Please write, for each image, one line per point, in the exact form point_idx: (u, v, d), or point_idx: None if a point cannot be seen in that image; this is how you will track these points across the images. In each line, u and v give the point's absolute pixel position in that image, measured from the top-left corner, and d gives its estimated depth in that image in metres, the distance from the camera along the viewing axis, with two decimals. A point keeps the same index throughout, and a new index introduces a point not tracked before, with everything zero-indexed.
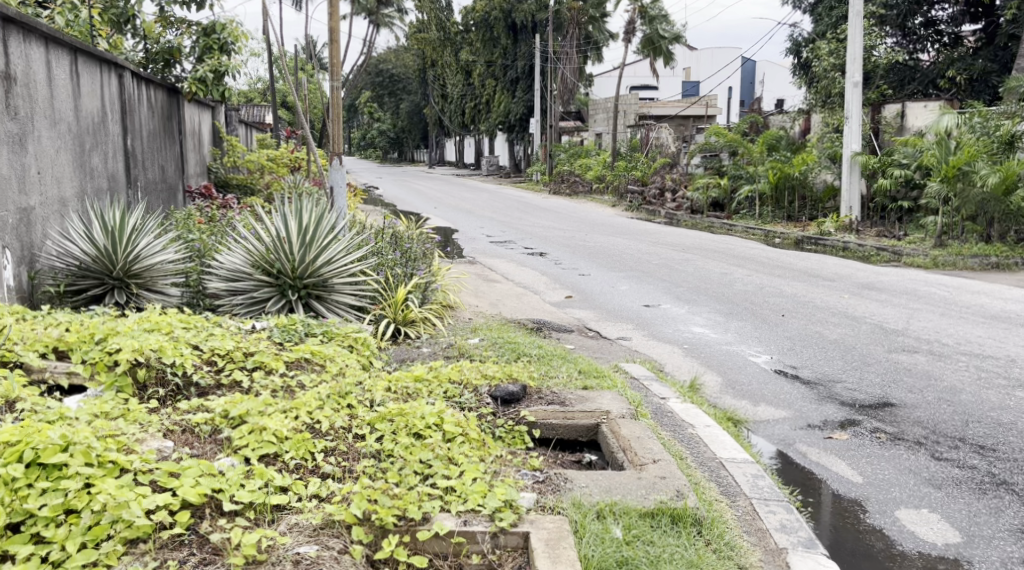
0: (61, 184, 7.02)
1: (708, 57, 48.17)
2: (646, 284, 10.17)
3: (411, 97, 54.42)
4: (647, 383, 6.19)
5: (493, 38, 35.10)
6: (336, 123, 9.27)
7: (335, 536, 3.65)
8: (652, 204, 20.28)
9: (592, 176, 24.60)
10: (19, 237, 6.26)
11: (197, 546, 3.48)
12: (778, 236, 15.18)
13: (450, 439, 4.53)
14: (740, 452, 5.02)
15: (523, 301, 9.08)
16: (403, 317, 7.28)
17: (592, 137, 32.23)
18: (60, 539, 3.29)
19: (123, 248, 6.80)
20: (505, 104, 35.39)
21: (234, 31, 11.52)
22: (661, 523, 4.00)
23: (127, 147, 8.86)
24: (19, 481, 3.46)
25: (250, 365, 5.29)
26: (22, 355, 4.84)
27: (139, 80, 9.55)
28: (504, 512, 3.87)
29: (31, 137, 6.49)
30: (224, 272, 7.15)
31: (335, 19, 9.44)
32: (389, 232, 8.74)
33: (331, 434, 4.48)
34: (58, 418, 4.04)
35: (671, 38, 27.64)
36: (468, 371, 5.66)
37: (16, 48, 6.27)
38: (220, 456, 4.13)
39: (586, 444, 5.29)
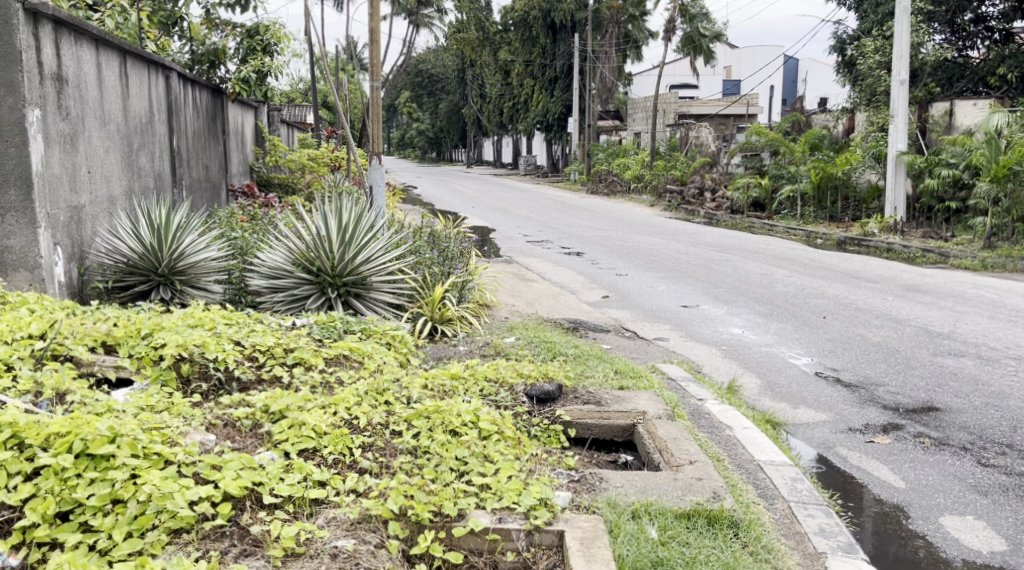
0: (110, 183, 7.21)
1: (749, 56, 47.69)
2: (684, 284, 10.12)
3: (449, 97, 54.71)
4: (684, 384, 6.16)
5: (532, 37, 35.08)
6: (375, 123, 9.36)
7: (372, 531, 3.70)
8: (690, 204, 20.17)
9: (630, 176, 24.46)
10: (70, 234, 6.44)
11: (238, 537, 3.56)
12: (820, 236, 15.03)
13: (487, 436, 4.57)
14: (778, 454, 4.99)
15: (559, 301, 9.09)
16: (440, 316, 7.35)
17: (630, 136, 32.12)
18: (107, 528, 3.39)
19: (169, 246, 6.93)
20: (543, 103, 35.40)
21: (277, 32, 11.68)
22: (697, 525, 3.99)
23: (173, 146, 9.05)
24: (69, 471, 3.57)
25: (290, 361, 5.37)
26: (72, 349, 4.98)
27: (185, 81, 9.74)
28: (540, 511, 3.89)
29: (82, 137, 6.67)
30: (266, 269, 7.26)
31: (376, 20, 9.54)
32: (426, 231, 8.82)
33: (369, 430, 4.54)
34: (106, 410, 4.16)
35: (712, 37, 27.40)
36: (504, 370, 5.70)
37: (68, 50, 6.45)
38: (260, 450, 4.21)
39: (622, 444, 5.29)
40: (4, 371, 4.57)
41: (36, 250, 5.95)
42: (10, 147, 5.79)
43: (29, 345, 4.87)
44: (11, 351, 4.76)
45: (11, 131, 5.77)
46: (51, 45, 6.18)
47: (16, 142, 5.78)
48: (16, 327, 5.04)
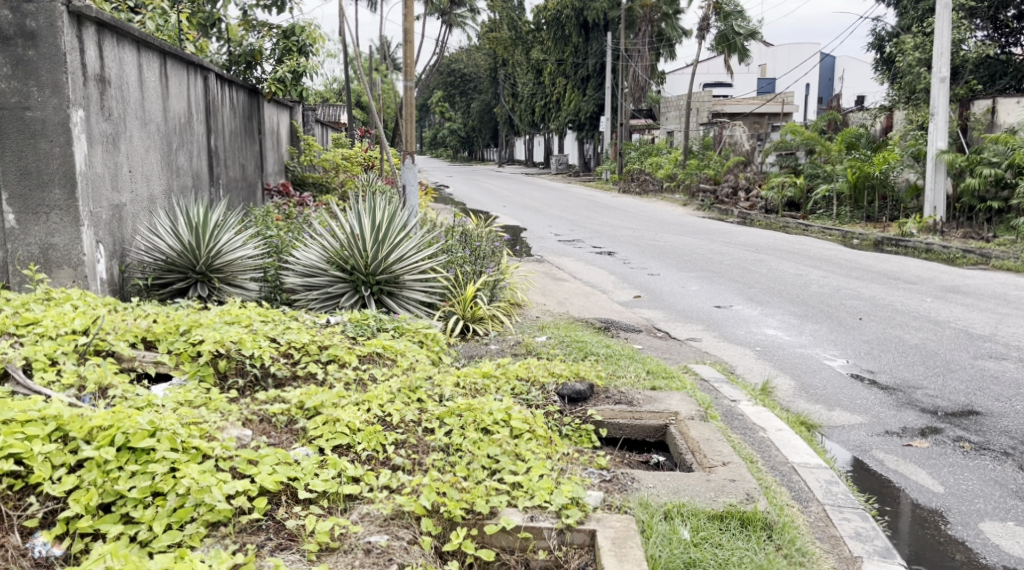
0: (150, 182, 7.34)
1: (784, 53, 47.20)
2: (717, 285, 10.05)
3: (480, 96, 54.76)
4: (717, 385, 6.13)
5: (564, 36, 34.97)
6: (408, 122, 9.41)
7: (404, 527, 3.73)
8: (724, 203, 20.01)
9: (663, 175, 24.30)
10: (111, 232, 6.58)
11: (274, 531, 3.62)
12: (856, 237, 14.83)
13: (518, 435, 4.59)
14: (813, 456, 4.94)
15: (591, 301, 9.07)
16: (472, 314, 7.40)
17: (663, 135, 31.94)
18: (147, 520, 3.46)
19: (206, 243, 7.02)
20: (575, 102, 35.33)
21: (312, 33, 11.78)
22: (730, 526, 3.98)
23: (210, 146, 9.18)
24: (111, 463, 3.63)
25: (325, 358, 5.43)
26: (113, 344, 5.08)
27: (222, 82, 9.88)
28: (571, 510, 3.89)
29: (123, 137, 6.79)
30: (301, 267, 7.33)
31: (410, 20, 9.60)
32: (458, 230, 8.87)
33: (402, 427, 4.58)
34: (146, 404, 4.25)
35: (747, 34, 27.16)
36: (535, 369, 5.71)
37: (111, 51, 6.57)
38: (295, 446, 4.27)
39: (654, 444, 5.27)
40: (48, 366, 4.67)
41: (79, 247, 6.07)
42: (55, 146, 5.92)
43: (72, 340, 4.98)
44: (56, 346, 4.86)
45: (56, 131, 5.91)
46: (95, 46, 6.30)
47: (60, 141, 5.92)
48: (60, 323, 5.15)
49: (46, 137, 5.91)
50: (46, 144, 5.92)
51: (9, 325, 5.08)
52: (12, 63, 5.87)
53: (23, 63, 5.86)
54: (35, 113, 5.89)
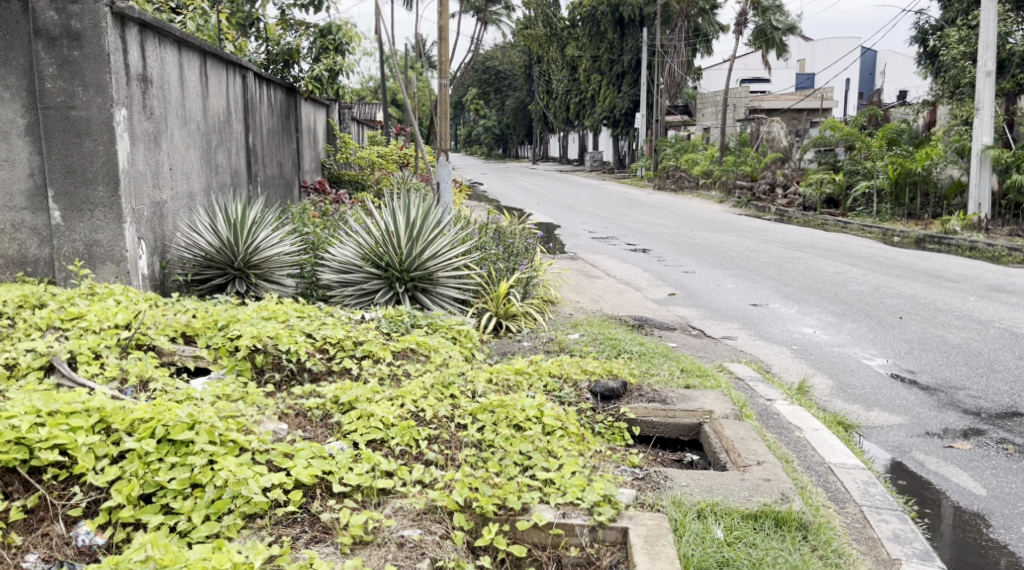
0: (189, 179, 7.48)
1: (824, 48, 46.57)
2: (753, 282, 9.96)
3: (515, 93, 54.79)
4: (753, 384, 6.09)
5: (599, 33, 34.84)
6: (443, 119, 9.44)
7: (437, 521, 3.77)
8: (761, 200, 19.81)
9: (698, 172, 24.12)
10: (153, 229, 6.72)
11: (309, 524, 3.68)
12: (897, 234, 14.60)
13: (550, 432, 4.61)
14: (850, 457, 4.89)
15: (624, 298, 9.06)
16: (505, 311, 7.46)
17: (700, 131, 31.70)
18: (186, 510, 3.54)
19: (244, 240, 7.11)
20: (610, 99, 35.21)
21: (349, 32, 11.84)
22: (764, 526, 3.96)
23: (249, 144, 9.32)
24: (151, 455, 3.72)
25: (359, 354, 5.49)
26: (154, 338, 5.18)
27: (261, 80, 10.02)
28: (603, 507, 3.90)
29: (164, 136, 6.93)
30: (336, 264, 7.40)
31: (445, 18, 9.64)
32: (492, 227, 8.90)
33: (435, 423, 4.62)
34: (186, 398, 4.35)
35: (785, 29, 26.84)
36: (568, 366, 5.73)
37: (152, 51, 6.70)
38: (330, 440, 4.34)
39: (688, 443, 5.26)
40: (92, 359, 4.79)
41: (122, 244, 6.20)
42: (99, 145, 6.06)
43: (115, 334, 5.09)
44: (99, 340, 4.98)
45: (100, 130, 6.05)
46: (137, 47, 6.43)
47: (105, 140, 6.06)
48: (104, 318, 5.27)
49: (90, 136, 6.06)
50: (91, 143, 6.06)
51: (55, 319, 5.22)
52: (57, 63, 6.00)
53: (69, 63, 6.00)
54: (80, 113, 6.03)
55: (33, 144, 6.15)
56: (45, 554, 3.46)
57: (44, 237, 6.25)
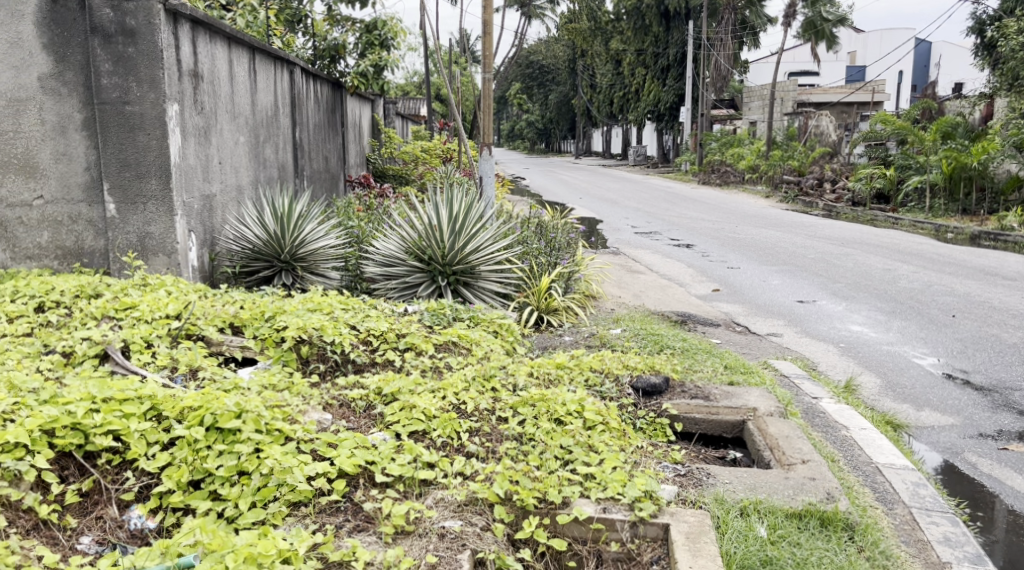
0: (238, 173, 7.61)
1: (875, 40, 45.59)
2: (799, 279, 9.82)
3: (559, 87, 54.62)
4: (799, 381, 6.02)
5: (644, 26, 34.59)
6: (486, 114, 9.45)
7: (478, 513, 3.81)
8: (809, 195, 19.47)
9: (744, 167, 23.80)
10: (202, 222, 6.87)
11: (351, 513, 3.73)
12: (951, 231, 14.26)
13: (592, 427, 4.62)
14: (899, 457, 4.81)
15: (668, 294, 9.02)
16: (546, 305, 7.48)
17: (746, 125, 31.29)
18: (233, 497, 3.62)
19: (291, 233, 7.21)
20: (655, 92, 34.90)
21: (394, 27, 11.86)
22: (809, 525, 3.92)
23: (296, 139, 9.45)
24: (200, 442, 3.80)
25: (402, 346, 5.54)
26: (203, 328, 5.29)
27: (308, 75, 10.16)
28: (644, 502, 3.90)
29: (214, 130, 7.07)
30: (380, 257, 7.46)
31: (489, 13, 9.66)
32: (534, 221, 8.89)
33: (476, 415, 4.64)
34: (233, 387, 4.44)
35: (836, 21, 26.34)
36: (610, 361, 5.71)
37: (204, 47, 6.83)
38: (373, 431, 4.40)
39: (731, 440, 5.22)
40: (144, 348, 4.92)
41: (173, 236, 6.34)
42: (152, 139, 6.20)
43: (166, 324, 5.22)
44: (151, 330, 5.11)
45: (153, 124, 6.19)
46: (189, 43, 6.56)
47: (157, 134, 6.20)
48: (155, 308, 5.41)
49: (144, 130, 6.20)
50: (144, 138, 6.20)
51: (110, 309, 5.36)
52: (112, 60, 6.14)
53: (123, 59, 6.13)
54: (134, 108, 6.18)
55: (90, 138, 6.31)
56: (99, 536, 3.57)
57: (100, 229, 6.42)
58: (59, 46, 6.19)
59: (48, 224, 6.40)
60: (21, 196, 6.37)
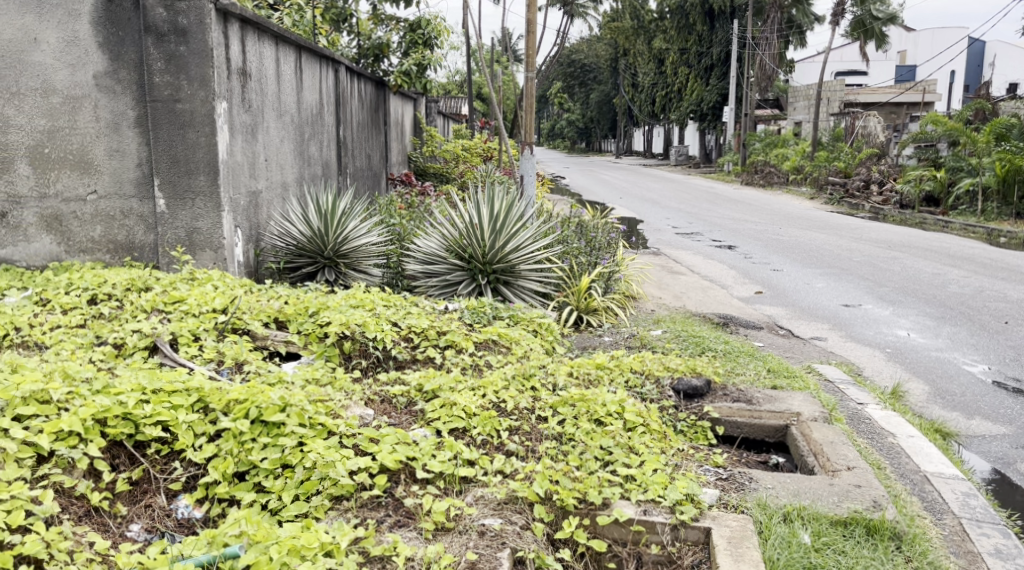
0: (284, 170, 7.71)
1: (927, 39, 44.67)
2: (844, 282, 9.66)
3: (600, 86, 54.43)
4: (843, 386, 5.92)
5: (688, 26, 34.37)
6: (527, 113, 9.43)
7: (518, 512, 3.81)
8: (855, 197, 19.15)
9: (789, 167, 23.49)
10: (249, 218, 6.98)
11: (393, 508, 3.74)
12: (1003, 236, 13.92)
13: (632, 428, 4.59)
14: (948, 467, 4.71)
15: (709, 295, 8.94)
16: (586, 305, 7.45)
17: (791, 125, 30.88)
18: (277, 490, 3.66)
19: (334, 230, 7.28)
20: (698, 92, 34.58)
21: (437, 26, 11.93)
22: (854, 534, 3.86)
23: (340, 137, 9.54)
24: (245, 434, 3.86)
25: (443, 343, 5.56)
26: (249, 323, 5.36)
27: (352, 74, 10.24)
28: (685, 506, 3.88)
29: (261, 128, 7.17)
30: (421, 255, 7.50)
31: (532, 12, 9.66)
32: (574, 221, 8.86)
33: (516, 414, 4.64)
34: (278, 381, 4.50)
35: (886, 19, 25.89)
36: (651, 362, 5.68)
37: (252, 46, 6.92)
38: (414, 427, 4.41)
39: (774, 445, 5.15)
40: (192, 341, 5.00)
41: (220, 232, 6.45)
42: (201, 137, 6.31)
43: (213, 318, 5.31)
44: (198, 324, 5.20)
45: (202, 122, 6.30)
46: (238, 42, 6.65)
47: (206, 132, 6.31)
48: (202, 302, 5.50)
49: (193, 128, 6.31)
50: (193, 135, 6.32)
51: (159, 303, 5.47)
52: (165, 58, 6.25)
53: (175, 58, 6.24)
54: (185, 105, 6.29)
55: (142, 135, 6.44)
56: (148, 524, 3.63)
57: (150, 225, 6.54)
58: (114, 44, 6.31)
59: (101, 219, 6.53)
60: (75, 190, 6.50)
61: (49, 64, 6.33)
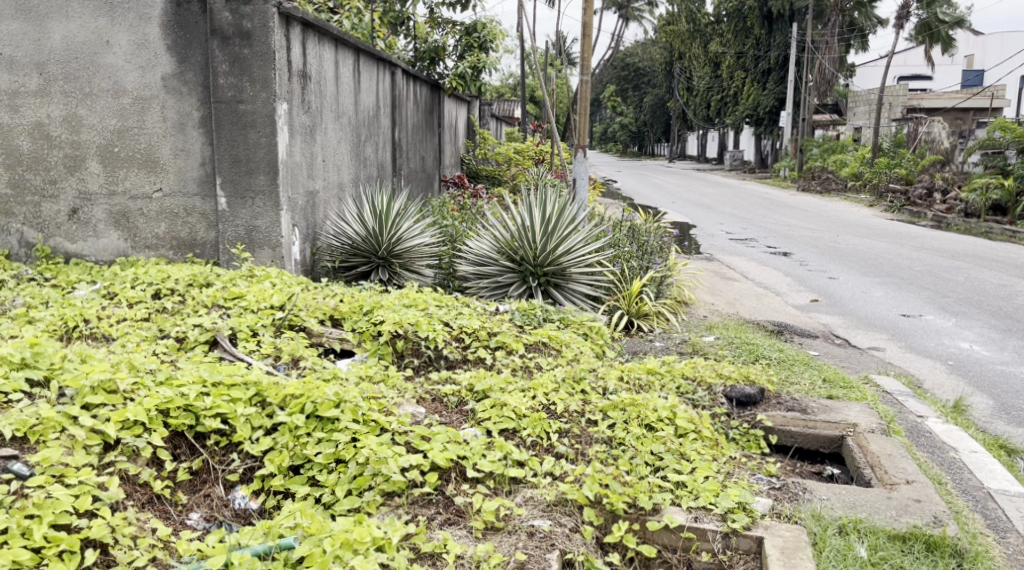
0: (340, 171, 7.83)
1: (996, 42, 43.30)
2: (904, 292, 9.45)
3: (654, 90, 54.09)
4: (903, 398, 5.79)
5: (746, 29, 33.92)
6: (581, 116, 9.43)
7: (567, 514, 3.81)
8: (917, 205, 18.68)
9: (848, 174, 23.06)
10: (306, 217, 7.10)
11: (443, 505, 3.78)
12: None
13: (683, 435, 4.57)
14: (1013, 484, 4.56)
15: (763, 302, 8.83)
16: (637, 310, 7.41)
17: (850, 131, 30.27)
18: (331, 484, 3.73)
19: (388, 230, 7.36)
20: (754, 96, 34.14)
21: (493, 29, 12.00)
22: (913, 549, 3.78)
23: (395, 139, 9.66)
24: (301, 429, 3.94)
25: (494, 344, 5.59)
26: (305, 320, 5.46)
27: (407, 77, 10.33)
28: (737, 514, 3.84)
29: (320, 129, 7.30)
30: (473, 256, 7.55)
31: (589, 14, 9.64)
32: (626, 224, 8.83)
33: (566, 416, 4.64)
34: (333, 377, 4.57)
35: (953, 22, 25.21)
36: (702, 368, 5.62)
37: (312, 49, 7.05)
38: (465, 426, 4.44)
39: (828, 456, 5.06)
40: (250, 336, 5.11)
41: (278, 230, 6.59)
42: (262, 137, 6.46)
43: (270, 314, 5.42)
44: (256, 320, 5.31)
45: (263, 122, 6.44)
46: (299, 44, 6.78)
47: (267, 132, 6.44)
48: (261, 299, 5.62)
49: (255, 128, 6.45)
50: (255, 135, 6.46)
51: (219, 298, 5.61)
52: (229, 60, 6.40)
53: (239, 60, 6.39)
54: (247, 106, 6.43)
55: (206, 135, 6.60)
56: (207, 513, 3.73)
57: (212, 222, 6.70)
58: (181, 47, 6.48)
59: (166, 216, 6.71)
60: (142, 188, 6.69)
61: (120, 65, 6.53)
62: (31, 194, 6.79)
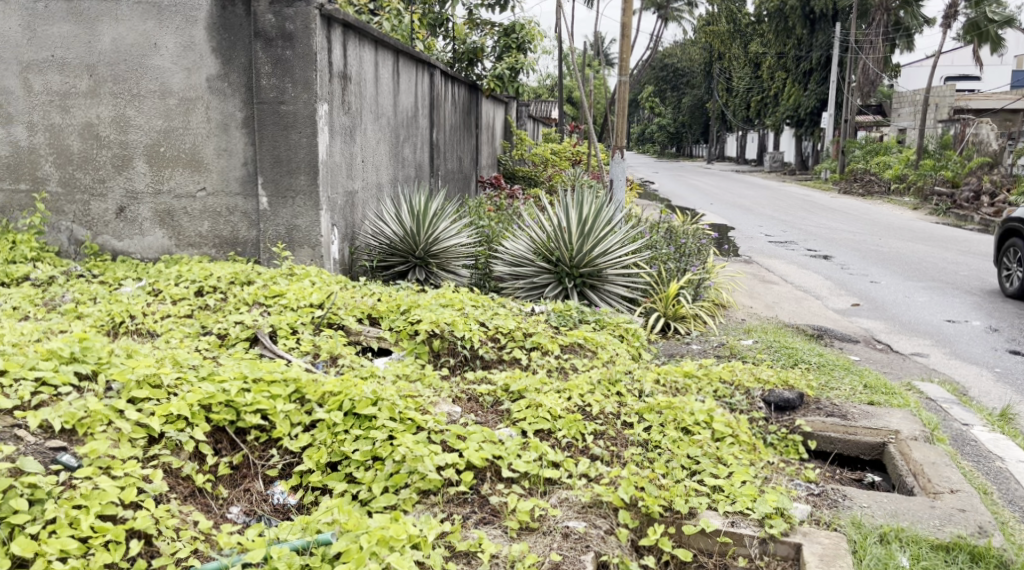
0: (379, 171, 7.90)
1: None
2: (948, 297, 9.27)
3: (693, 91, 53.69)
4: (947, 406, 5.68)
5: (787, 29, 33.53)
6: (619, 116, 9.38)
7: (602, 516, 3.79)
8: (963, 208, 18.29)
9: (892, 176, 22.67)
10: (345, 217, 7.17)
11: (478, 505, 3.79)
12: None
13: (720, 439, 4.53)
14: None
15: (803, 306, 8.73)
16: (674, 312, 7.37)
17: (894, 132, 29.73)
18: (367, 481, 3.76)
19: (425, 231, 7.40)
20: (796, 97, 33.71)
21: (531, 30, 12.01)
22: (957, 560, 3.71)
23: (433, 139, 9.71)
24: (339, 426, 3.99)
25: (529, 345, 5.60)
26: (343, 319, 5.51)
27: (446, 78, 10.38)
28: (775, 520, 3.80)
29: (359, 130, 7.36)
30: (509, 257, 7.56)
31: (628, 15, 9.61)
32: (663, 226, 8.78)
33: (601, 418, 4.63)
34: (370, 375, 4.62)
35: (1002, 21, 24.64)
36: (740, 372, 5.57)
37: (353, 50, 7.12)
38: (500, 426, 4.45)
39: (869, 462, 4.99)
40: (290, 334, 5.18)
41: (318, 229, 6.66)
42: (303, 137, 6.53)
43: (310, 312, 5.49)
44: (296, 318, 5.37)
45: (305, 123, 6.51)
46: (340, 46, 6.85)
47: (308, 132, 6.52)
48: (300, 297, 5.69)
49: (296, 128, 6.53)
50: (296, 135, 6.54)
51: (260, 296, 5.69)
52: (272, 62, 6.48)
53: (281, 62, 6.47)
54: (289, 107, 6.51)
55: (248, 135, 6.69)
56: (247, 508, 3.78)
57: (253, 221, 6.79)
58: (226, 49, 6.58)
59: (209, 215, 6.83)
60: (187, 187, 6.81)
61: (167, 67, 6.66)
62: (80, 192, 6.93)
